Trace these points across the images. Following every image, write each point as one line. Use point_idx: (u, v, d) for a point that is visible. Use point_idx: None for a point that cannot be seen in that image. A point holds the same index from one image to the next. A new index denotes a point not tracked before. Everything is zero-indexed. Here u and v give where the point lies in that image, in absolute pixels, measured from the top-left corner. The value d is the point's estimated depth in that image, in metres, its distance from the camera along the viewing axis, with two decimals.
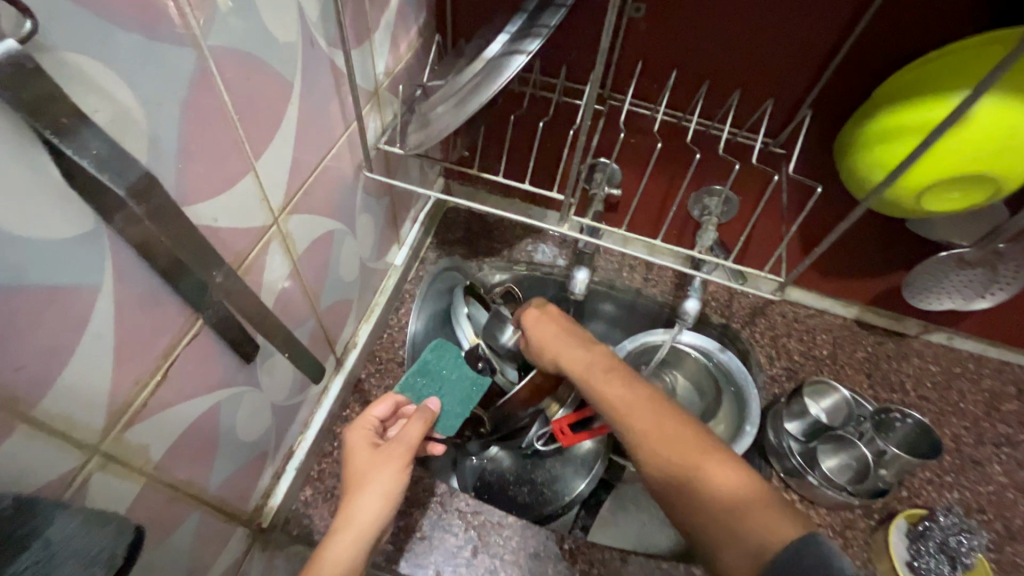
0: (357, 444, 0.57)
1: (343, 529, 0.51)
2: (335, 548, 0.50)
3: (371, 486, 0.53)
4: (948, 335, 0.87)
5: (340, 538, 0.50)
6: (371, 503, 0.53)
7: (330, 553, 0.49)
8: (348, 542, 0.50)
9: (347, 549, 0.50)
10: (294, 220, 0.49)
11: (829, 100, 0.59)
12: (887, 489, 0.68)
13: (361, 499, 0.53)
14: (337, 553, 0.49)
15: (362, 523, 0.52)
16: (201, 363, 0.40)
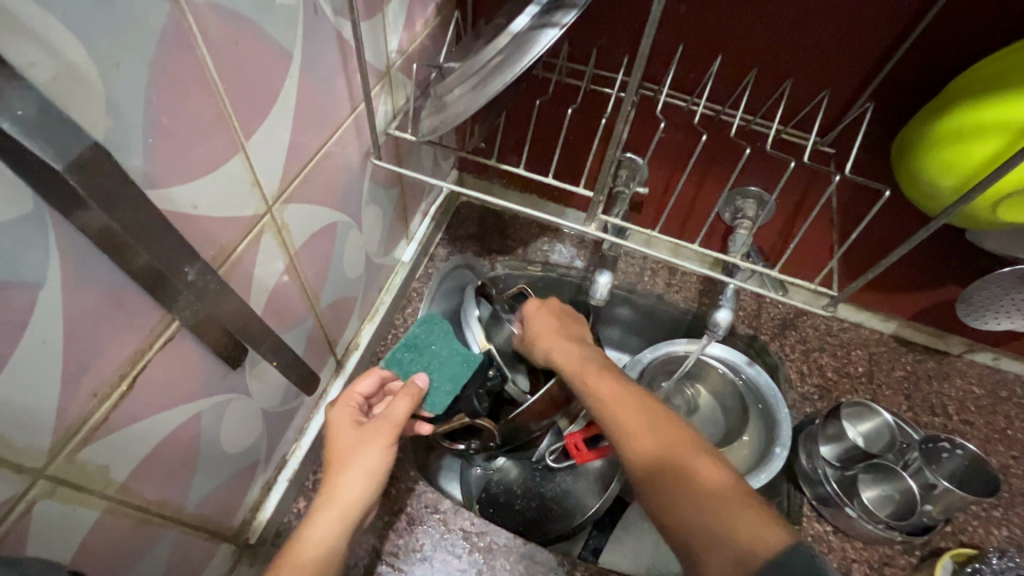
0: (339, 423, 0.52)
1: (325, 509, 0.46)
2: (318, 528, 0.45)
3: (356, 464, 0.48)
4: (994, 356, 0.81)
5: (322, 520, 0.46)
6: (355, 486, 0.48)
7: (312, 534, 0.45)
8: (332, 524, 0.46)
9: (330, 529, 0.46)
10: (291, 210, 0.44)
11: (891, 95, 0.53)
12: (935, 526, 0.62)
13: (346, 478, 0.48)
14: (320, 535, 0.45)
15: (349, 502, 0.47)
16: (177, 370, 0.35)
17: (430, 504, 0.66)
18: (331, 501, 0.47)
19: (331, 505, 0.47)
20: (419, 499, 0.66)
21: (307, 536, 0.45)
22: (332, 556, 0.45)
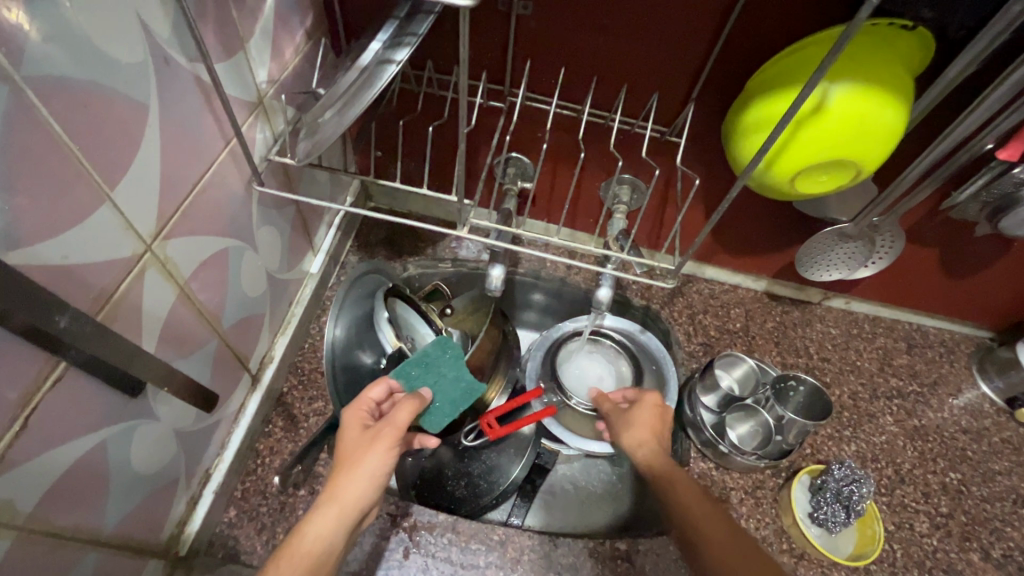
0: (350, 423, 0.58)
1: (327, 504, 0.51)
2: (318, 522, 0.50)
3: (363, 463, 0.53)
4: (846, 300, 0.94)
5: (323, 511, 0.50)
6: (359, 485, 0.52)
7: (312, 526, 0.49)
8: (331, 519, 0.50)
9: (330, 523, 0.50)
10: (173, 245, 0.47)
11: (712, 91, 0.61)
12: (793, 450, 0.73)
13: (353, 473, 0.53)
14: (320, 527, 0.49)
15: (348, 494, 0.51)
16: (71, 404, 0.39)
17: None
18: (334, 496, 0.51)
19: (334, 498, 0.51)
20: None
21: (311, 527, 0.49)
22: (327, 549, 0.49)
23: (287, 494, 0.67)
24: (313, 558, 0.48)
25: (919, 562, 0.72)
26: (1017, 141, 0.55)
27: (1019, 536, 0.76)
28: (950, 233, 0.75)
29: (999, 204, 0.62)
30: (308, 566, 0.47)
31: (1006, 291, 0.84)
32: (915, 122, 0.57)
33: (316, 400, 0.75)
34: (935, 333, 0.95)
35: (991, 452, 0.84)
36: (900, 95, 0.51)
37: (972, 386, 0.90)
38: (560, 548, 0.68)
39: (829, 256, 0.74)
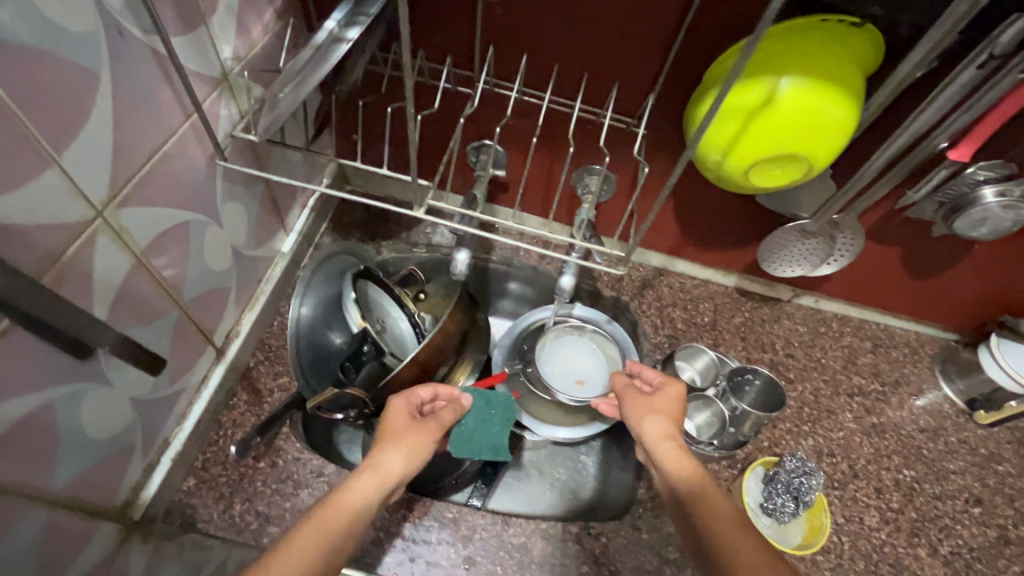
0: (397, 407, 0.61)
1: (365, 471, 0.54)
2: (358, 488, 0.52)
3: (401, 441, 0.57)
4: (814, 298, 0.95)
5: (363, 476, 0.53)
6: (397, 458, 0.55)
7: (353, 489, 0.52)
8: (370, 487, 0.53)
9: (369, 490, 0.52)
10: (127, 214, 0.48)
11: (674, 83, 0.62)
12: (748, 441, 0.75)
13: (393, 449, 0.56)
14: (360, 490, 0.52)
15: (387, 467, 0.54)
16: (16, 360, 0.40)
17: (316, 470, 0.70)
18: (375, 466, 0.54)
19: (373, 469, 0.54)
20: (305, 467, 0.70)
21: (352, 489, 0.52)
22: (362, 513, 0.51)
23: (247, 465, 0.69)
24: (352, 515, 0.50)
25: (866, 555, 0.74)
26: (967, 143, 0.56)
27: (968, 534, 0.77)
28: (911, 234, 0.77)
29: (954, 204, 0.63)
30: (346, 523, 0.49)
31: (970, 293, 0.85)
32: (868, 121, 0.58)
33: (281, 376, 0.76)
34: (901, 334, 0.96)
35: (947, 451, 0.85)
36: (849, 93, 0.52)
37: (934, 387, 0.91)
38: (513, 528, 0.69)
39: (790, 252, 0.75)
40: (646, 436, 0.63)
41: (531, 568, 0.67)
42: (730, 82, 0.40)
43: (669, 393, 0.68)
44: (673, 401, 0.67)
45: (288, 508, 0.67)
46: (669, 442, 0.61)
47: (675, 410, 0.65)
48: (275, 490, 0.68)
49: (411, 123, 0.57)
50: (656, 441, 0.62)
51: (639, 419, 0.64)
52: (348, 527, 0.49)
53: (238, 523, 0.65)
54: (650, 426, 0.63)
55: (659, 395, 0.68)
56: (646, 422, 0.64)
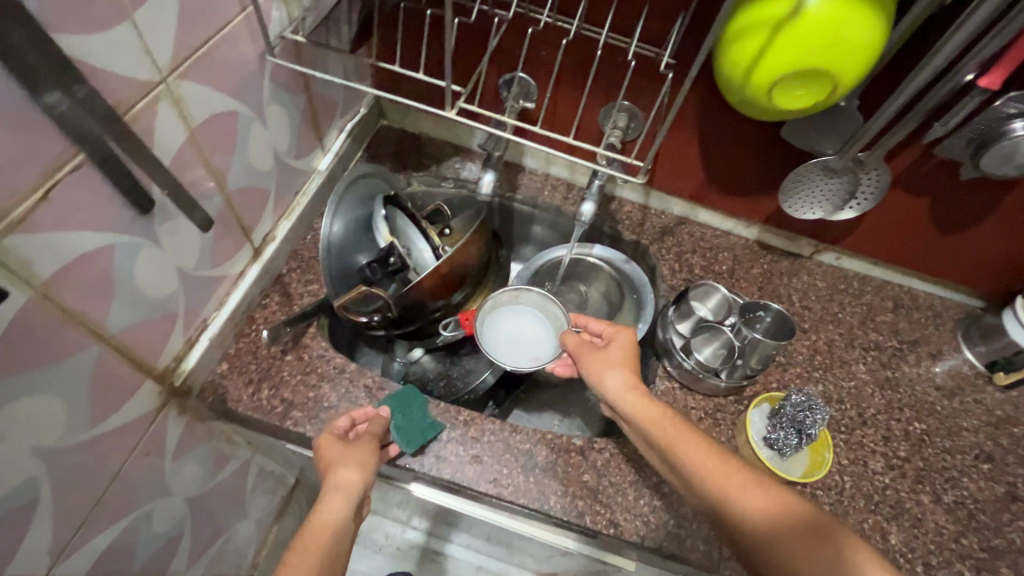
0: (325, 434, 0.64)
1: (330, 496, 0.58)
2: (328, 510, 0.57)
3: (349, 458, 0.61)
4: (836, 255, 0.95)
5: (330, 500, 0.58)
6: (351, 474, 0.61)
7: (321, 514, 0.57)
8: (337, 504, 0.58)
9: (337, 509, 0.58)
10: (186, 86, 0.52)
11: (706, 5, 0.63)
12: (755, 373, 0.76)
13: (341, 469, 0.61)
14: (330, 512, 0.57)
15: (346, 484, 0.60)
16: (88, 197, 0.45)
17: (339, 367, 0.75)
18: (335, 487, 0.59)
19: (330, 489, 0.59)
20: (328, 363, 0.74)
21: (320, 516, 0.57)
22: (339, 527, 0.56)
23: (276, 357, 0.74)
24: (331, 535, 0.55)
25: (867, 495, 0.74)
26: (998, 68, 0.56)
27: (974, 487, 0.77)
28: (940, 183, 0.76)
29: (982, 140, 0.63)
30: (325, 541, 0.55)
31: (998, 253, 0.84)
32: (899, 43, 0.58)
33: (311, 283, 0.81)
34: (924, 297, 0.95)
35: (961, 410, 0.84)
36: (876, 10, 0.53)
37: (955, 350, 0.90)
38: (520, 436, 0.72)
39: (812, 191, 0.76)
40: (609, 390, 0.66)
41: (534, 472, 0.70)
42: None
43: (621, 343, 0.70)
44: (625, 351, 0.69)
45: (311, 397, 0.72)
46: (631, 395, 0.64)
47: (629, 361, 0.68)
48: (300, 380, 0.73)
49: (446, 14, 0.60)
50: (620, 394, 0.65)
51: (601, 375, 0.67)
52: (330, 546, 0.55)
53: (265, 405, 0.71)
54: (610, 382, 0.65)
55: (612, 347, 0.70)
56: (607, 376, 0.66)
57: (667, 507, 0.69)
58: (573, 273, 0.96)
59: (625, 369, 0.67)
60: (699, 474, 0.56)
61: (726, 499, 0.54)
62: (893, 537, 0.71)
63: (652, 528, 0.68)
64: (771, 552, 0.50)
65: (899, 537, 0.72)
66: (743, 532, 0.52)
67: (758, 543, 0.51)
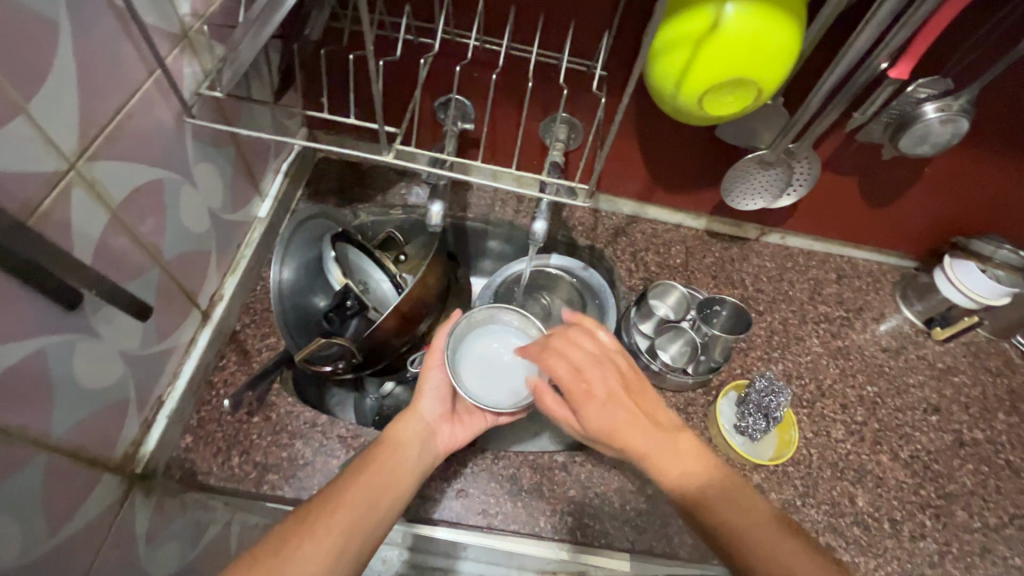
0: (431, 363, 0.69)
1: (403, 418, 0.66)
2: (403, 429, 0.65)
3: (427, 383, 0.69)
4: (781, 235, 0.99)
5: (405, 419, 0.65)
6: (429, 403, 0.68)
7: (397, 431, 0.64)
8: (412, 425, 0.66)
9: (409, 428, 0.65)
10: (100, 166, 0.49)
11: (629, 20, 0.64)
12: (719, 365, 0.80)
13: (423, 393, 0.69)
14: (402, 431, 0.65)
15: (422, 408, 0.67)
16: (7, 306, 0.42)
17: (309, 420, 0.73)
18: (411, 410, 0.67)
19: (414, 415, 0.67)
20: (298, 418, 0.73)
21: (399, 431, 0.65)
22: (408, 444, 0.64)
23: (241, 420, 0.71)
24: (400, 452, 0.62)
25: (833, 463, 0.79)
26: (906, 59, 0.59)
27: (926, 440, 0.83)
28: (863, 160, 0.81)
29: (899, 123, 0.67)
30: (394, 459, 0.61)
31: (924, 218, 0.90)
32: (813, 43, 0.60)
33: (268, 336, 0.78)
34: (864, 264, 1.01)
35: (907, 367, 0.90)
36: (789, 17, 0.55)
37: (895, 311, 0.96)
38: (502, 461, 0.73)
39: (750, 183, 0.79)
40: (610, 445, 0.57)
41: (521, 496, 0.71)
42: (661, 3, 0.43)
43: (613, 368, 0.63)
44: (616, 378, 0.62)
45: (285, 456, 0.70)
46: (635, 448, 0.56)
47: (619, 385, 0.61)
48: (270, 441, 0.71)
49: (369, 65, 0.56)
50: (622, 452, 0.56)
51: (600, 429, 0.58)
52: (400, 462, 0.62)
53: (237, 473, 0.68)
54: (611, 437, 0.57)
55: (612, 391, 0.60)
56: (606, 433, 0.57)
57: (651, 509, 0.71)
58: (535, 284, 0.95)
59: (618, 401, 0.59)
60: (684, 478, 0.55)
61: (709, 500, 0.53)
62: (860, 500, 0.76)
63: (640, 531, 0.70)
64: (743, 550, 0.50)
65: (866, 499, 0.76)
66: (717, 533, 0.51)
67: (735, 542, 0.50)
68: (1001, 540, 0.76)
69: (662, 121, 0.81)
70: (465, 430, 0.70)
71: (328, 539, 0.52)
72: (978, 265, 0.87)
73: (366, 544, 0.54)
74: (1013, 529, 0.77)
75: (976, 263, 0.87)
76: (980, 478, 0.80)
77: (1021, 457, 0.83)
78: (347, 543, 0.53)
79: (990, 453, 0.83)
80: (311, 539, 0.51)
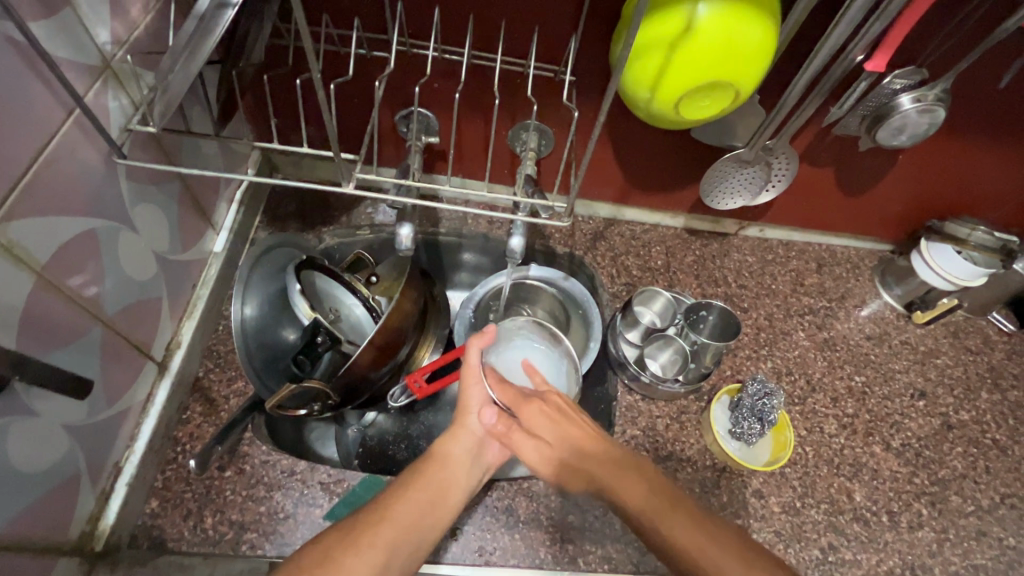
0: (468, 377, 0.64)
1: (451, 432, 0.62)
2: (453, 444, 0.61)
3: (469, 397, 0.64)
4: (760, 228, 0.97)
5: (452, 435, 0.62)
6: (476, 418, 0.64)
7: (443, 446, 0.61)
8: (459, 440, 0.62)
9: (457, 442, 0.61)
10: (17, 227, 0.43)
11: (595, 23, 0.60)
12: (710, 372, 0.78)
13: (467, 410, 0.64)
14: (449, 447, 0.61)
15: (470, 424, 0.63)
16: None
17: (287, 469, 0.68)
18: (458, 424, 0.63)
19: (463, 428, 0.63)
20: (274, 468, 0.68)
21: (446, 446, 0.61)
22: (457, 460, 0.60)
23: (212, 477, 0.66)
24: (448, 468, 0.59)
25: (829, 460, 0.78)
26: (882, 52, 0.57)
27: (916, 426, 0.83)
28: (839, 150, 0.79)
29: (876, 115, 0.66)
30: (441, 475, 0.58)
31: (898, 204, 0.90)
32: (787, 39, 0.58)
33: (235, 381, 0.73)
34: (842, 251, 1.00)
35: (891, 353, 0.90)
36: (764, 14, 0.52)
37: (875, 296, 0.96)
38: (496, 492, 0.70)
39: (730, 182, 0.77)
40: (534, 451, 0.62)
41: (518, 527, 0.68)
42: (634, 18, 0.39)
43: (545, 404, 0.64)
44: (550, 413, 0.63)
45: (263, 511, 0.65)
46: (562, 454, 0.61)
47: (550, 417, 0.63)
48: (246, 496, 0.66)
49: (319, 99, 0.47)
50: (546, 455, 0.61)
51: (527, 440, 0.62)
52: (447, 478, 0.58)
53: (212, 536, 0.63)
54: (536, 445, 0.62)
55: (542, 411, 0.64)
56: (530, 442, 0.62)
57: None
58: (515, 298, 0.91)
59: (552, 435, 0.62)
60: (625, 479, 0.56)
61: (663, 513, 0.50)
62: (857, 495, 0.76)
63: (644, 551, 0.68)
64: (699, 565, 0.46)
65: (863, 493, 0.76)
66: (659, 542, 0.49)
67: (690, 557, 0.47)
68: (994, 521, 0.77)
69: (635, 122, 0.78)
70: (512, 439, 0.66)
71: (371, 555, 0.48)
72: (954, 247, 0.86)
73: (408, 561, 0.51)
74: (1005, 508, 0.78)
75: (952, 246, 0.86)
76: (970, 460, 0.81)
77: (1006, 435, 0.84)
78: (391, 561, 0.49)
79: (977, 434, 0.84)
80: (355, 553, 0.48)
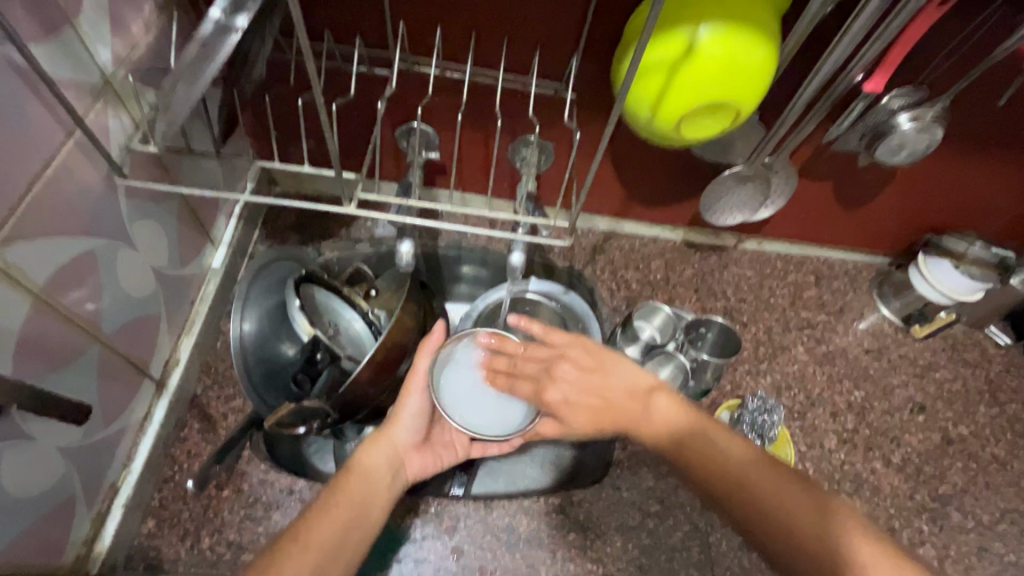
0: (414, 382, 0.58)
1: (375, 442, 0.59)
2: (375, 454, 0.58)
3: (406, 407, 0.60)
4: (758, 241, 0.97)
5: (374, 445, 0.58)
6: (405, 428, 0.60)
7: (364, 456, 0.57)
8: (381, 450, 0.58)
9: (380, 452, 0.58)
10: (16, 251, 0.43)
11: (595, 43, 0.61)
12: (710, 387, 0.80)
13: (399, 419, 0.60)
14: (372, 458, 0.57)
15: (395, 433, 0.59)
16: None
17: (285, 488, 0.68)
18: (381, 434, 0.59)
19: (385, 437, 0.59)
20: (273, 486, 0.67)
21: (370, 457, 0.57)
22: (378, 473, 0.57)
23: (209, 496, 0.66)
24: (370, 480, 0.55)
25: (829, 476, 0.79)
26: (881, 73, 0.58)
27: (915, 441, 0.83)
28: (837, 165, 0.80)
29: (874, 134, 0.67)
30: (364, 490, 0.54)
31: (895, 218, 0.91)
32: (786, 60, 0.58)
33: (233, 398, 0.72)
34: (840, 264, 1.00)
35: (890, 367, 0.90)
36: (764, 35, 0.52)
37: (873, 309, 0.96)
38: (496, 510, 0.69)
39: (729, 199, 0.77)
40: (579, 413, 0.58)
41: (518, 546, 0.67)
42: (639, 50, 0.40)
43: (571, 361, 0.60)
44: (576, 369, 0.60)
45: (261, 531, 0.65)
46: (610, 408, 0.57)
47: (583, 374, 0.59)
48: (243, 516, 0.65)
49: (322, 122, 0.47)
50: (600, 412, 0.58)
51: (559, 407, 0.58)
52: (367, 491, 0.54)
53: (209, 557, 0.62)
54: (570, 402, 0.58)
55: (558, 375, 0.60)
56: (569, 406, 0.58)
57: (653, 544, 0.69)
58: (514, 311, 0.90)
59: (589, 394, 0.58)
60: (664, 429, 0.55)
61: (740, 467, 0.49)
62: (858, 511, 0.76)
63: (646, 570, 0.68)
64: (784, 528, 0.45)
65: (864, 509, 0.76)
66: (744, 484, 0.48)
67: (785, 532, 0.45)
68: (995, 537, 0.77)
69: (634, 139, 0.78)
70: (441, 452, 0.63)
71: None
72: (952, 261, 0.86)
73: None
74: (1005, 524, 0.78)
75: (950, 260, 0.87)
76: (970, 475, 0.81)
77: (1005, 449, 0.84)
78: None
79: (976, 448, 0.84)
80: None
